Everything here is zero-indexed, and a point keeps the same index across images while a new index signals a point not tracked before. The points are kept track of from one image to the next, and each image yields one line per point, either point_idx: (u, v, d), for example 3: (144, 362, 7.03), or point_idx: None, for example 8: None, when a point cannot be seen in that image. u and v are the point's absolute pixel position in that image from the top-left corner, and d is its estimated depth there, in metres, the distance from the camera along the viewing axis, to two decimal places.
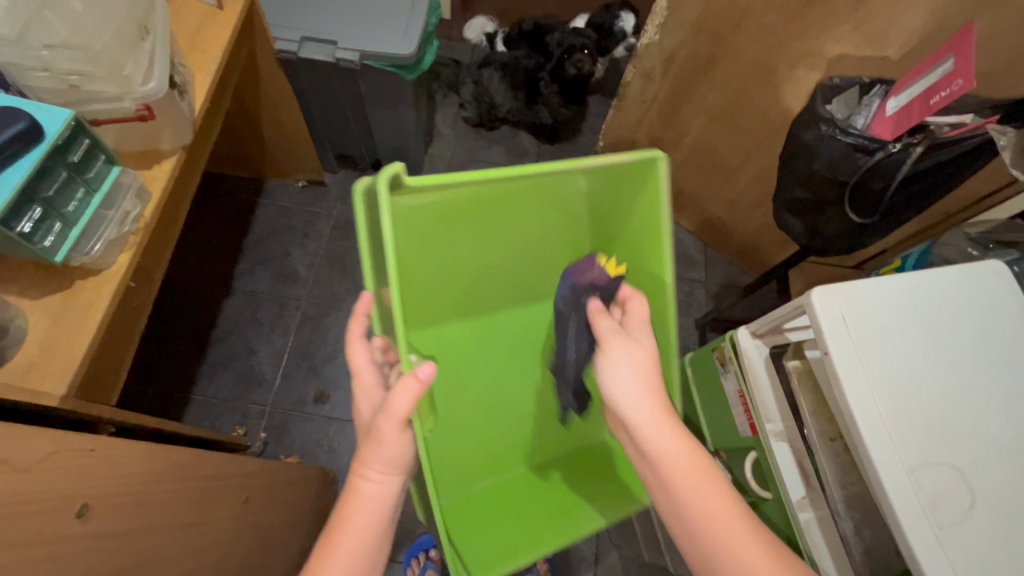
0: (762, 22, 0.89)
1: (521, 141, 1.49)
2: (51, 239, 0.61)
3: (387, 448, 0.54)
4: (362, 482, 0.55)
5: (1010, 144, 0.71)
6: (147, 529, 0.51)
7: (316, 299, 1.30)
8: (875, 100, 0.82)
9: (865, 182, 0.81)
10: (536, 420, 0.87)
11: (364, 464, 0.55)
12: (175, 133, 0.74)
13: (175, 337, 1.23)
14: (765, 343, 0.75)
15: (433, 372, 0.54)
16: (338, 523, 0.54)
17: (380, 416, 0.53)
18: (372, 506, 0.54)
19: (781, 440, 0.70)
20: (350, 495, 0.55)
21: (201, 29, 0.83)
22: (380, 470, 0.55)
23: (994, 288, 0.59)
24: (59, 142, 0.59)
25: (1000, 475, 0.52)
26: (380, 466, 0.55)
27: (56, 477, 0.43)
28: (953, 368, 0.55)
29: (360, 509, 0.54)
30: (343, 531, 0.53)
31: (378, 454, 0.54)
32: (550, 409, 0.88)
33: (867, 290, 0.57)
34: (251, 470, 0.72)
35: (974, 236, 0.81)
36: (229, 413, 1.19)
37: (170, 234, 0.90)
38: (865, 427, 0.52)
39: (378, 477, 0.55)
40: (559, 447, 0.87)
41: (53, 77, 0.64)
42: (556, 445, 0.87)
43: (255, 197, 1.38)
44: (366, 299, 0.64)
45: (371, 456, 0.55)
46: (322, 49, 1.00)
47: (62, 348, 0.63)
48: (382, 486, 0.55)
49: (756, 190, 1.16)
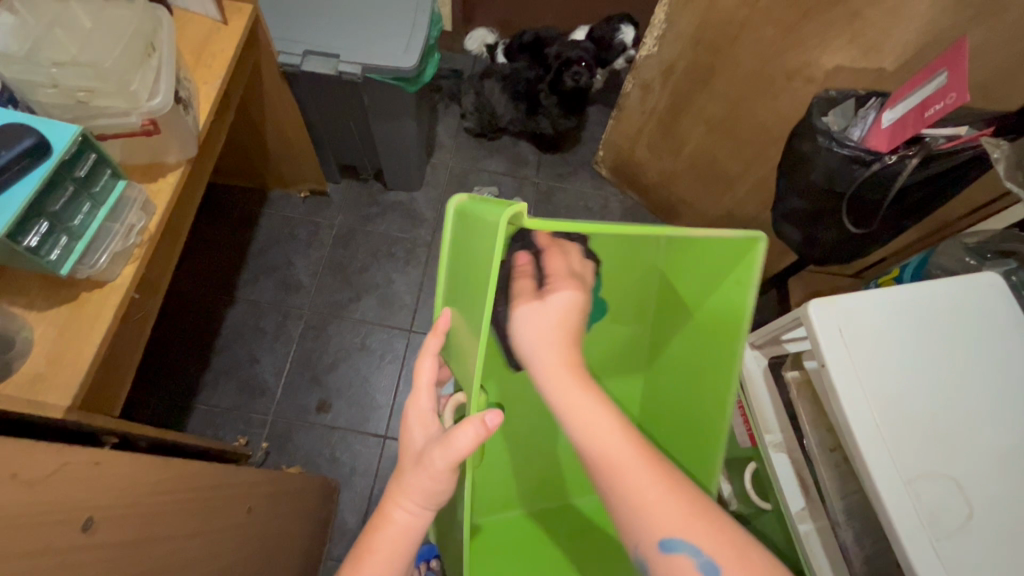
0: (760, 34, 0.91)
1: (522, 151, 1.50)
2: (57, 253, 0.62)
3: (429, 482, 0.54)
4: (396, 509, 0.55)
5: (1004, 157, 0.69)
6: (151, 541, 0.52)
7: (319, 308, 1.31)
8: (871, 112, 0.83)
9: (862, 194, 0.82)
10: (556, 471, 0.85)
11: (401, 493, 0.55)
12: (180, 146, 0.76)
13: (179, 346, 1.24)
14: (763, 354, 0.76)
15: (500, 421, 0.52)
16: (368, 547, 0.55)
17: (438, 451, 0.52)
18: (403, 535, 0.55)
19: (780, 451, 0.71)
20: (383, 522, 0.55)
21: (206, 43, 0.84)
22: (415, 503, 0.55)
23: (991, 300, 0.60)
24: (66, 158, 0.60)
25: (999, 488, 0.52)
26: (418, 499, 0.55)
27: (62, 490, 0.43)
28: (951, 382, 0.56)
29: (392, 534, 0.55)
30: (371, 558, 0.54)
31: (418, 486, 0.54)
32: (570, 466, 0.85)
33: (863, 304, 0.58)
34: (253, 480, 0.72)
35: (972, 245, 0.81)
36: (232, 422, 1.19)
37: (180, 233, 0.93)
38: (862, 440, 0.52)
39: (413, 509, 0.55)
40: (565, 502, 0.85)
41: (62, 94, 0.65)
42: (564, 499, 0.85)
43: (259, 207, 1.39)
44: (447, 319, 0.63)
45: (414, 488, 0.54)
46: (324, 62, 1.01)
47: (68, 360, 0.63)
48: (414, 518, 0.55)
49: (755, 200, 1.17)
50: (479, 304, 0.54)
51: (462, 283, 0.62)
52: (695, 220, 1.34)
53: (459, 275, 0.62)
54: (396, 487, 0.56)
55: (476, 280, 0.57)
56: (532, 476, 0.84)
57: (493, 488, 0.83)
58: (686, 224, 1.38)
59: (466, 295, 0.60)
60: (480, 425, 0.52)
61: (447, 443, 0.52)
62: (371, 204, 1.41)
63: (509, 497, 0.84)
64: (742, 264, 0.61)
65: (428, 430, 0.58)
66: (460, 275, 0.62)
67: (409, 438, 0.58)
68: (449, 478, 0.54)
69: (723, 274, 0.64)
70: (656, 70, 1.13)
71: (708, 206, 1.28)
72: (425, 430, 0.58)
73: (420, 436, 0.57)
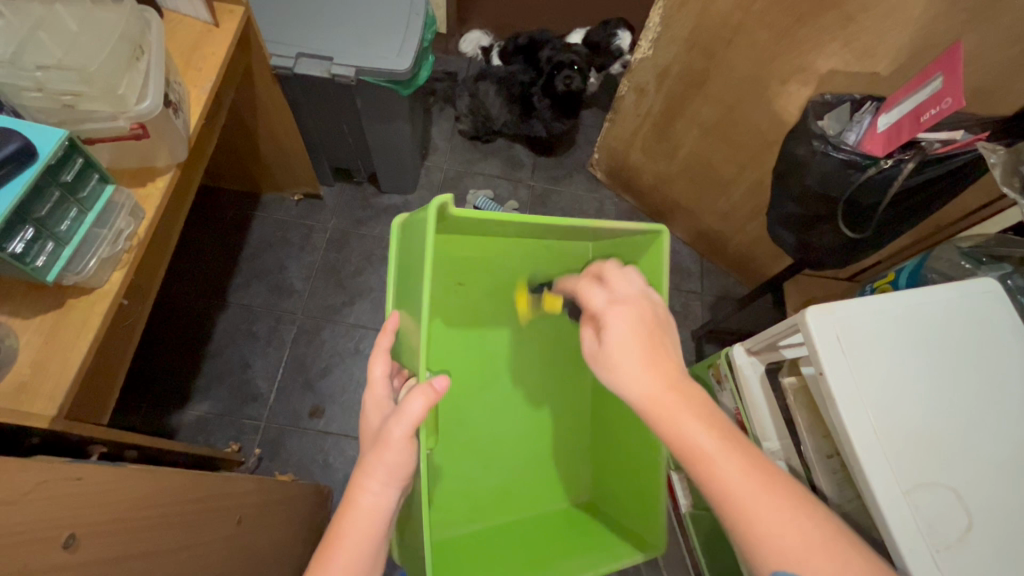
0: (754, 38, 0.91)
1: (517, 154, 1.50)
2: (43, 259, 0.60)
3: (392, 457, 0.54)
4: (361, 494, 0.54)
5: (1001, 162, 0.69)
6: (137, 556, 0.51)
7: (312, 312, 1.29)
8: (866, 117, 0.84)
9: (855, 198, 0.81)
10: (547, 467, 0.93)
11: (364, 474, 0.54)
12: (170, 151, 0.74)
13: (170, 352, 1.23)
14: (760, 360, 0.76)
15: (448, 384, 0.56)
16: (332, 538, 0.53)
17: (393, 421, 0.54)
18: (370, 518, 0.54)
19: (778, 459, 0.71)
20: (348, 507, 0.54)
21: (197, 46, 0.83)
22: (379, 482, 0.54)
23: (987, 306, 0.60)
24: (52, 163, 0.58)
25: (995, 495, 0.52)
26: (382, 476, 0.54)
27: (41, 509, 0.42)
28: (945, 387, 0.55)
29: (361, 524, 0.53)
30: (338, 547, 0.52)
31: (382, 461, 0.54)
32: (561, 460, 0.93)
33: (858, 309, 0.57)
34: (242, 490, 0.71)
35: (967, 250, 0.81)
36: (224, 427, 1.18)
37: (167, 248, 0.91)
38: (861, 448, 0.52)
39: (377, 489, 0.54)
40: (561, 497, 0.92)
41: (48, 98, 0.64)
42: (559, 494, 0.92)
43: (252, 210, 1.38)
44: (394, 318, 0.68)
45: (378, 467, 0.54)
46: (317, 65, 1.00)
47: (53, 369, 0.62)
48: (380, 498, 0.54)
49: (749, 204, 1.16)
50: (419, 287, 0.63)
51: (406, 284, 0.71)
52: (691, 223, 1.34)
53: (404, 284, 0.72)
54: (360, 470, 0.55)
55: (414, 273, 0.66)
56: (518, 481, 0.91)
57: (482, 495, 0.90)
58: (681, 227, 1.38)
59: (410, 289, 0.68)
60: (430, 389, 0.56)
61: (401, 412, 0.54)
62: (364, 207, 1.40)
63: (503, 501, 0.90)
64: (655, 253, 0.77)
65: (382, 415, 0.60)
66: (405, 284, 0.71)
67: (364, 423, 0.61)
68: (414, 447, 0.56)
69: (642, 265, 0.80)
70: (650, 74, 1.13)
71: (703, 209, 1.27)
72: (380, 414, 0.60)
73: (376, 420, 0.60)
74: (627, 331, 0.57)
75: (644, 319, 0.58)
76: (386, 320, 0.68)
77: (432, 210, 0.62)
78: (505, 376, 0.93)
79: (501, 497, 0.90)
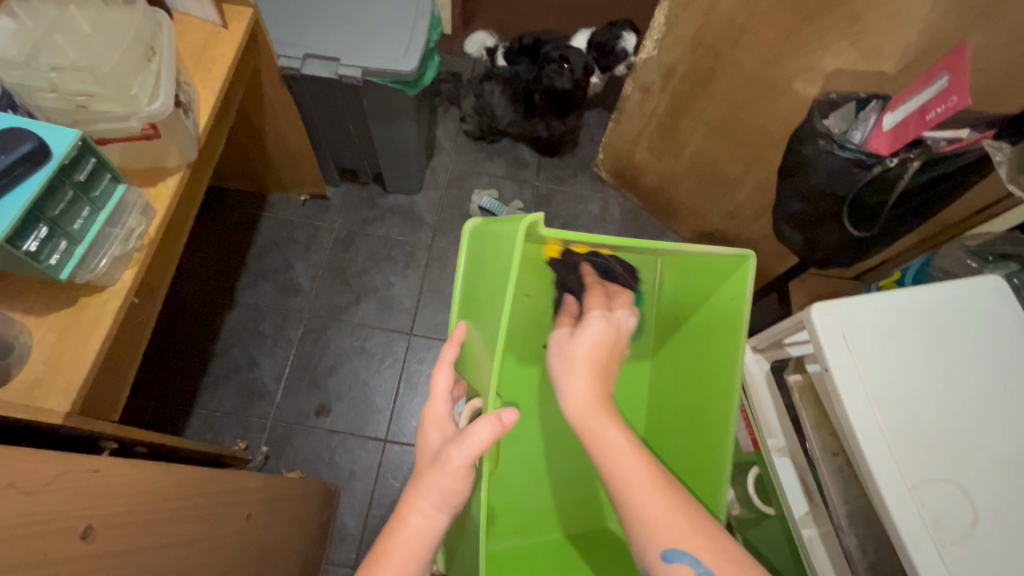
0: (759, 37, 0.91)
1: (522, 154, 1.50)
2: (57, 258, 0.61)
3: (445, 480, 0.54)
4: (413, 513, 0.54)
5: (1007, 159, 0.70)
6: (152, 548, 0.52)
7: (318, 312, 1.30)
8: (872, 116, 0.84)
9: (864, 197, 0.82)
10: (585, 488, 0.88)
11: (417, 494, 0.55)
12: (180, 151, 0.75)
13: (177, 349, 1.24)
14: (765, 358, 0.76)
15: (515, 419, 0.55)
16: (381, 552, 0.53)
17: (455, 448, 0.54)
18: (418, 539, 0.54)
19: (784, 456, 0.71)
20: (396, 526, 0.54)
21: (206, 47, 0.84)
22: (431, 505, 0.54)
23: (995, 304, 0.60)
24: (66, 162, 0.59)
25: (1003, 491, 0.52)
26: (434, 500, 0.54)
27: (62, 499, 0.43)
28: (952, 385, 0.56)
29: (408, 544, 0.53)
30: (385, 563, 0.52)
31: (435, 486, 0.54)
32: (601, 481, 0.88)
33: (864, 307, 0.57)
34: (252, 486, 0.71)
35: (973, 249, 0.82)
36: (231, 425, 1.19)
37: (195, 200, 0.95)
38: (865, 441, 0.52)
39: (428, 511, 0.54)
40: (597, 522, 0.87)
41: (61, 98, 0.65)
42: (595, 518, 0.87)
43: (259, 211, 1.39)
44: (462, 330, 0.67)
45: (435, 491, 0.54)
46: (325, 66, 1.01)
47: (67, 365, 0.63)
48: (432, 521, 0.55)
49: (754, 203, 1.16)
50: (497, 309, 0.62)
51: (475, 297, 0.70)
52: (696, 222, 1.34)
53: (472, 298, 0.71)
54: (412, 489, 0.56)
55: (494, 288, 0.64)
56: (563, 496, 0.88)
57: (524, 510, 0.87)
58: (686, 226, 1.38)
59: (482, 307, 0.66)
60: (495, 422, 0.55)
61: (465, 440, 0.54)
62: (370, 207, 1.41)
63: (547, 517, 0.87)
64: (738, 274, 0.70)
65: (443, 435, 0.59)
66: (476, 294, 0.71)
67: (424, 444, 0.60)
68: (469, 478, 0.55)
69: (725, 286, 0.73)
70: (656, 73, 1.13)
71: (708, 209, 1.28)
72: (440, 435, 0.59)
73: (435, 441, 0.59)
74: (593, 344, 0.62)
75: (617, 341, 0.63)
76: (454, 331, 0.67)
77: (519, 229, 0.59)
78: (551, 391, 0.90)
79: (545, 515, 0.87)
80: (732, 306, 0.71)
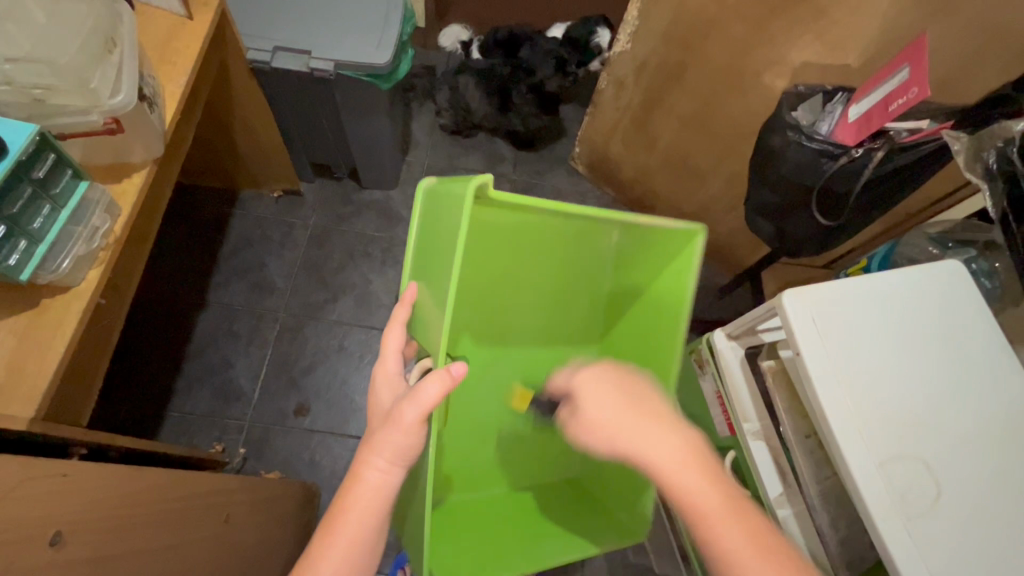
0: (730, 31, 0.93)
1: (499, 148, 1.50)
2: (16, 258, 0.59)
3: (399, 437, 0.55)
4: (367, 469, 0.55)
5: (964, 149, 0.72)
6: (126, 552, 0.50)
7: (294, 310, 1.28)
8: (837, 107, 0.85)
9: (830, 186, 0.84)
10: (537, 441, 0.95)
11: (371, 450, 0.56)
12: (145, 146, 0.73)
13: (147, 352, 1.20)
14: (740, 344, 0.78)
15: (465, 372, 0.57)
16: (337, 508, 0.55)
17: (407, 402, 0.54)
18: (376, 494, 0.55)
19: (758, 439, 0.72)
20: (352, 483, 0.55)
21: (170, 38, 0.82)
22: (384, 460, 0.55)
23: (953, 289, 0.62)
24: (23, 159, 0.57)
25: (964, 467, 0.54)
26: (388, 454, 0.55)
27: (27, 505, 0.42)
28: (916, 368, 0.58)
29: (361, 496, 0.55)
30: (345, 519, 0.54)
31: (389, 442, 0.55)
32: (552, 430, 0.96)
33: (833, 292, 0.59)
34: (228, 487, 0.70)
35: (934, 236, 0.85)
36: (208, 428, 1.16)
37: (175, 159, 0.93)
38: (835, 422, 0.54)
39: (383, 466, 0.56)
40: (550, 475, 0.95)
41: (16, 92, 0.62)
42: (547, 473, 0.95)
43: (230, 208, 1.35)
44: (412, 290, 0.69)
45: (386, 446, 0.55)
46: (295, 58, 0.99)
47: (30, 369, 0.60)
48: (385, 475, 0.56)
49: (728, 194, 1.18)
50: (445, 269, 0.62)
51: (427, 259, 0.69)
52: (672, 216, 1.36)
53: (426, 256, 0.70)
54: (365, 446, 0.57)
55: (444, 253, 0.64)
56: (510, 456, 0.94)
57: (473, 472, 0.92)
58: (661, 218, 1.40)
59: (432, 264, 0.66)
60: (445, 374, 0.56)
61: (415, 395, 0.55)
62: (345, 203, 1.39)
63: (491, 475, 0.93)
64: (688, 250, 0.75)
65: (395, 392, 0.62)
66: (429, 256, 0.69)
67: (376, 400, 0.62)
68: (421, 433, 0.56)
69: (669, 259, 0.79)
70: (629, 67, 1.14)
71: (683, 201, 1.29)
72: (392, 392, 0.62)
73: (387, 397, 0.62)
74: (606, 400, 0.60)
75: (618, 383, 0.62)
76: (406, 289, 0.69)
77: (466, 193, 0.60)
78: (507, 355, 0.94)
79: (499, 473, 0.93)
80: (679, 281, 0.77)
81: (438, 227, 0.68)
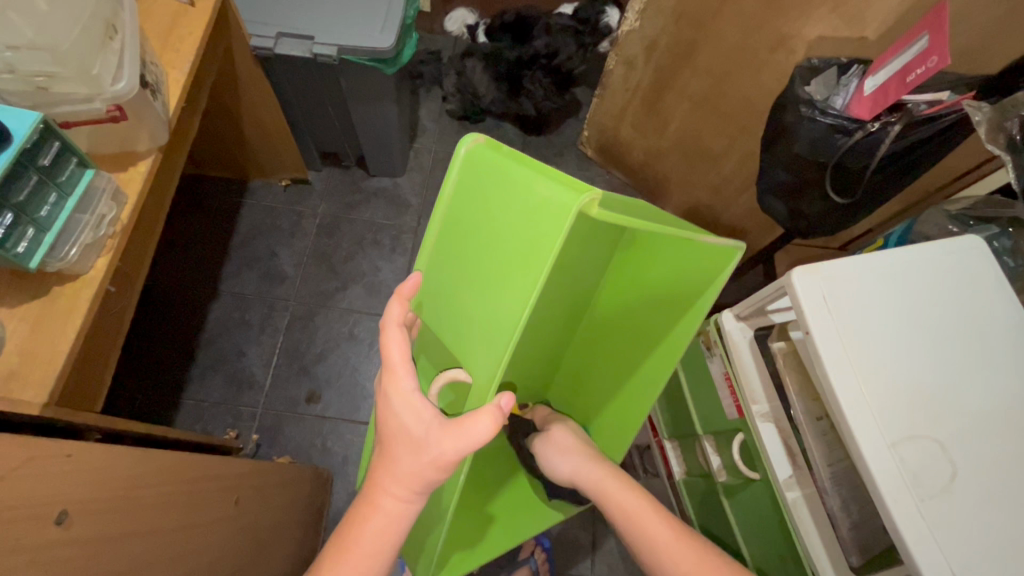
0: (741, 6, 0.90)
1: (506, 134, 1.48)
2: (24, 246, 0.59)
3: (426, 470, 0.52)
4: (384, 497, 0.53)
5: (986, 119, 0.68)
6: (135, 533, 0.51)
7: (304, 299, 1.29)
8: (853, 80, 0.82)
9: (844, 163, 0.81)
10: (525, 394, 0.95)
11: (389, 478, 0.53)
12: (150, 135, 0.74)
13: (161, 342, 1.22)
14: (749, 326, 0.77)
15: (512, 403, 0.53)
16: (350, 536, 0.53)
17: (453, 440, 0.51)
18: (392, 523, 0.53)
19: (767, 421, 0.72)
20: (369, 509, 0.53)
21: (174, 26, 0.81)
22: (405, 489, 0.53)
23: (973, 263, 0.60)
24: (26, 146, 0.57)
25: (981, 446, 0.53)
26: (404, 485, 0.53)
27: (34, 485, 0.42)
28: (931, 347, 0.56)
29: (377, 526, 0.53)
30: (352, 550, 0.52)
31: (409, 471, 0.52)
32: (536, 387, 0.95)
33: (845, 270, 0.57)
34: (239, 471, 0.71)
35: (954, 214, 0.82)
36: (220, 415, 1.18)
37: (186, 134, 0.94)
38: (847, 404, 0.52)
39: (400, 495, 0.53)
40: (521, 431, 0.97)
41: (19, 80, 0.62)
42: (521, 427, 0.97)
43: (240, 197, 1.36)
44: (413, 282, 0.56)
45: (409, 474, 0.52)
46: (299, 44, 0.98)
47: (40, 357, 0.61)
48: (404, 504, 0.53)
49: (740, 177, 1.15)
50: (507, 292, 0.54)
51: (468, 246, 0.59)
52: (682, 200, 1.33)
53: (460, 234, 0.59)
54: (384, 471, 0.54)
55: (498, 258, 0.55)
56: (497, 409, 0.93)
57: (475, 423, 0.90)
58: (673, 202, 1.37)
59: (479, 268, 0.58)
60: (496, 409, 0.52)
61: (462, 432, 0.51)
62: (353, 192, 1.39)
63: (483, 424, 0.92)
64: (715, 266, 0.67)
65: (419, 416, 0.53)
66: (466, 240, 0.59)
67: (400, 423, 0.53)
68: (450, 470, 0.52)
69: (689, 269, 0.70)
70: (638, 46, 1.12)
71: (694, 184, 1.26)
72: (416, 414, 0.53)
73: (410, 425, 0.53)
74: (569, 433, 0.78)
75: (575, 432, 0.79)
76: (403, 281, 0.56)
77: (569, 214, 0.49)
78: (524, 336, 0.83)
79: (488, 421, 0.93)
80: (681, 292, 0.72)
81: (487, 207, 0.56)
